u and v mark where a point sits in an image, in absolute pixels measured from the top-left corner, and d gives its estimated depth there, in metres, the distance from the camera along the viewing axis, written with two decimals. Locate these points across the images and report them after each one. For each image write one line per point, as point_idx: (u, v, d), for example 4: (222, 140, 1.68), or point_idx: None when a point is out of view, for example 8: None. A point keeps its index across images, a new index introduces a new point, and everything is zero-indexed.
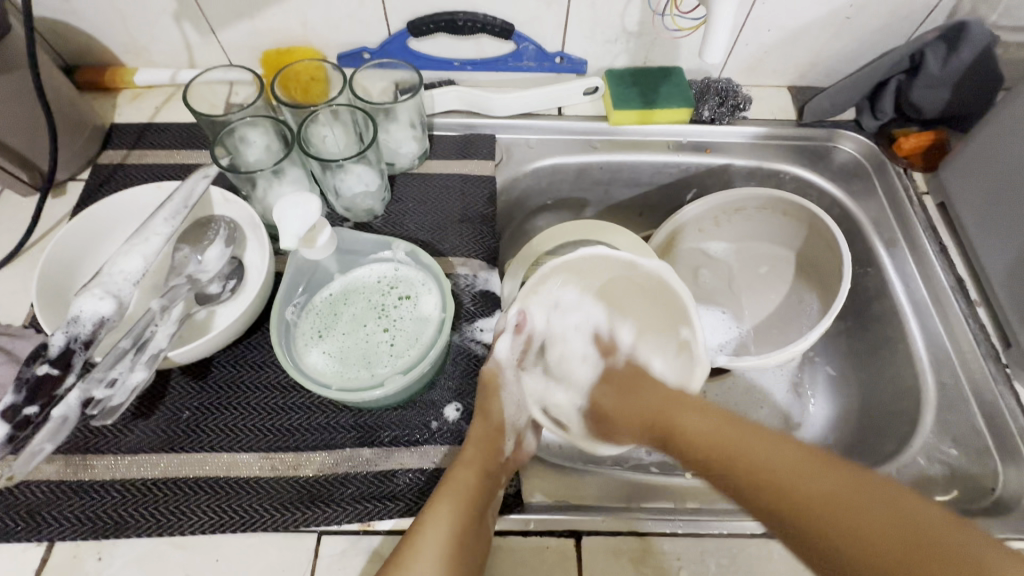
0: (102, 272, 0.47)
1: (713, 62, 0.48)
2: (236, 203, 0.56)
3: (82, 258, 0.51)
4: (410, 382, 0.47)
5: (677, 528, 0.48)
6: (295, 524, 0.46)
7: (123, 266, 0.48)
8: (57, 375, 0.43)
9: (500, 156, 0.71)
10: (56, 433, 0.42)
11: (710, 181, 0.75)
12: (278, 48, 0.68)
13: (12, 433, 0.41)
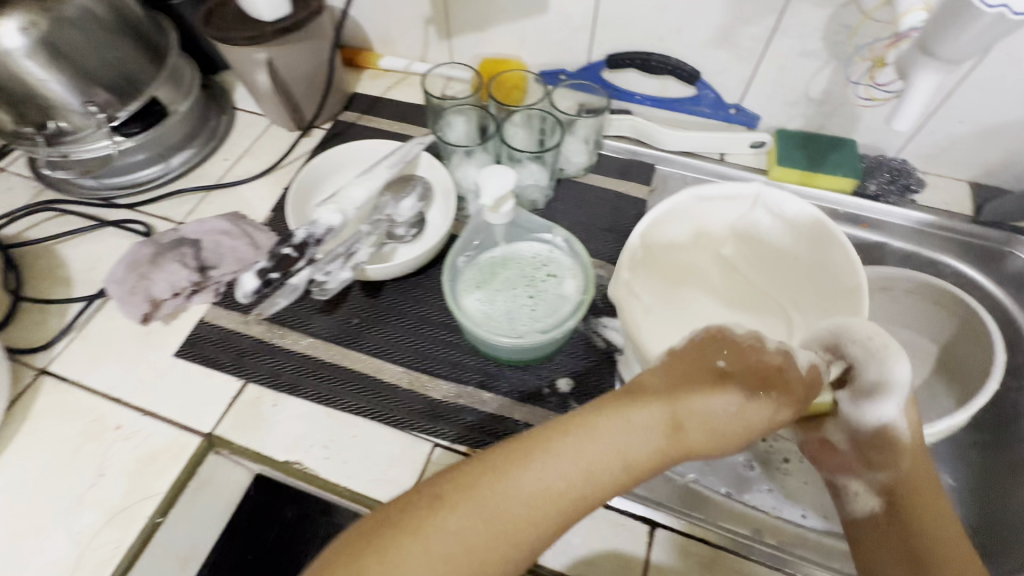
0: (339, 194, 0.61)
1: (899, 129, 0.52)
2: (436, 168, 0.68)
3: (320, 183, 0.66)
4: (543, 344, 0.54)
5: (751, 553, 0.51)
6: (420, 430, 0.55)
7: (353, 193, 0.61)
8: (294, 257, 0.58)
9: (655, 185, 0.77)
10: (288, 294, 0.59)
11: (859, 256, 0.74)
12: (493, 57, 0.82)
13: (258, 287, 0.58)
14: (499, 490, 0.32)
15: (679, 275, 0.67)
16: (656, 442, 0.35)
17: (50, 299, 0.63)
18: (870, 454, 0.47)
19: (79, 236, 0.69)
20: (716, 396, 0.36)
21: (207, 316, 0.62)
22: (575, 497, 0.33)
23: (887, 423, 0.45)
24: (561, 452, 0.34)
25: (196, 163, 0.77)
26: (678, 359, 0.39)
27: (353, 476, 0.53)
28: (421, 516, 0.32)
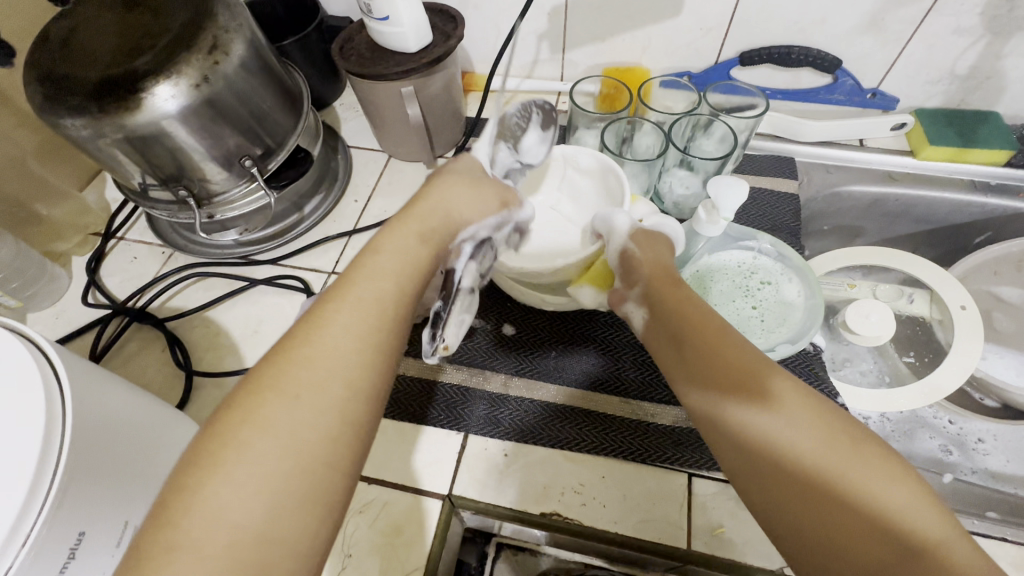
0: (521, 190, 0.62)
1: None
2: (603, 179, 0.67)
3: None
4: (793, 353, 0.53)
5: None
6: (669, 462, 0.52)
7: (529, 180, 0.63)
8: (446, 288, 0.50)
9: (801, 177, 0.76)
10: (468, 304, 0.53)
11: (1012, 226, 0.75)
12: (614, 66, 0.80)
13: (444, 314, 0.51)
14: (295, 369, 0.34)
15: (554, 253, 0.62)
16: (395, 278, 0.41)
17: (225, 371, 0.59)
18: (629, 281, 0.52)
19: (231, 299, 0.65)
20: (457, 199, 0.49)
21: (401, 368, 0.58)
22: (363, 367, 0.36)
23: (624, 251, 0.53)
24: (337, 322, 0.37)
25: (330, 208, 0.73)
26: (454, 176, 0.51)
27: (618, 521, 0.49)
28: (267, 381, 0.34)
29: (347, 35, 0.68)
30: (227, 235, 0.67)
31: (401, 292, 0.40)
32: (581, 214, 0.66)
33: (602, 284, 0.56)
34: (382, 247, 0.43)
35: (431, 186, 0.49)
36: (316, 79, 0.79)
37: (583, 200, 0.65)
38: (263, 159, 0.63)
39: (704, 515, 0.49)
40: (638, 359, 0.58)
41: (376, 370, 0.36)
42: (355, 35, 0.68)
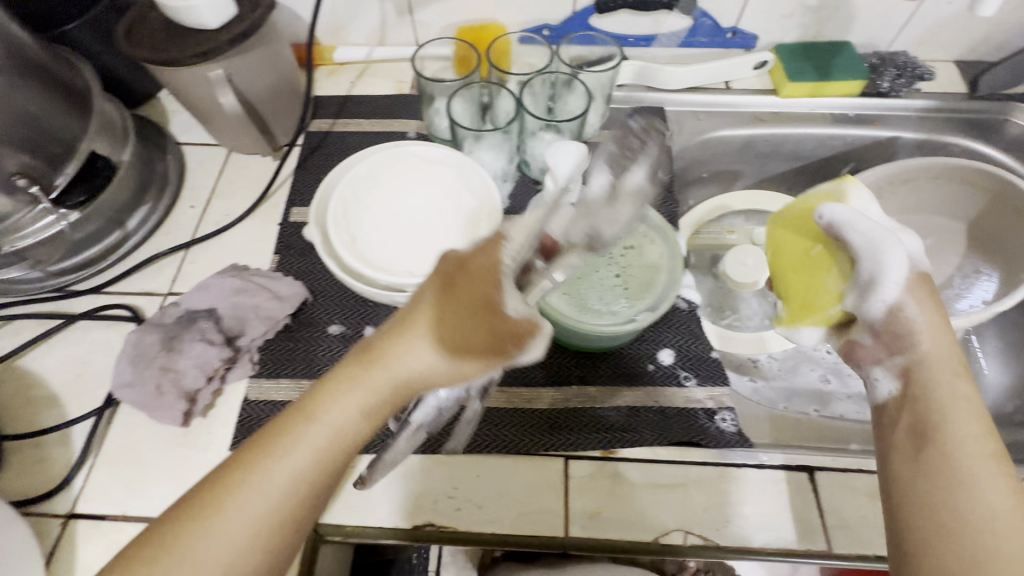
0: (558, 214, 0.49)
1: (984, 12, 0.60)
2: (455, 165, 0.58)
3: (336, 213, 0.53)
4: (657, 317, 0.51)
5: None
6: (543, 449, 0.49)
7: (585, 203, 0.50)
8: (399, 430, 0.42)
9: (671, 127, 0.74)
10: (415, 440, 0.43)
11: (872, 155, 0.76)
12: (469, 26, 0.73)
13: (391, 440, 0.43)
14: (207, 523, 0.32)
15: (417, 260, 0.54)
16: (322, 449, 0.34)
17: (43, 428, 0.51)
18: (890, 347, 0.45)
19: (45, 341, 0.56)
20: (444, 324, 0.35)
21: (252, 394, 0.53)
22: (276, 526, 0.33)
23: (894, 307, 0.45)
24: (260, 478, 0.33)
25: (160, 220, 0.64)
26: (442, 280, 0.35)
27: (494, 519, 0.47)
28: (174, 539, 0.31)
29: (139, 12, 0.58)
30: (21, 270, 0.57)
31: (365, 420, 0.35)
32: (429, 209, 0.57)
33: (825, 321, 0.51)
34: (323, 396, 0.35)
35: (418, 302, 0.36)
36: (123, 69, 0.68)
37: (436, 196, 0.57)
38: (48, 173, 0.52)
39: (580, 497, 0.48)
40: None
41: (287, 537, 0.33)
42: (147, 12, 0.58)
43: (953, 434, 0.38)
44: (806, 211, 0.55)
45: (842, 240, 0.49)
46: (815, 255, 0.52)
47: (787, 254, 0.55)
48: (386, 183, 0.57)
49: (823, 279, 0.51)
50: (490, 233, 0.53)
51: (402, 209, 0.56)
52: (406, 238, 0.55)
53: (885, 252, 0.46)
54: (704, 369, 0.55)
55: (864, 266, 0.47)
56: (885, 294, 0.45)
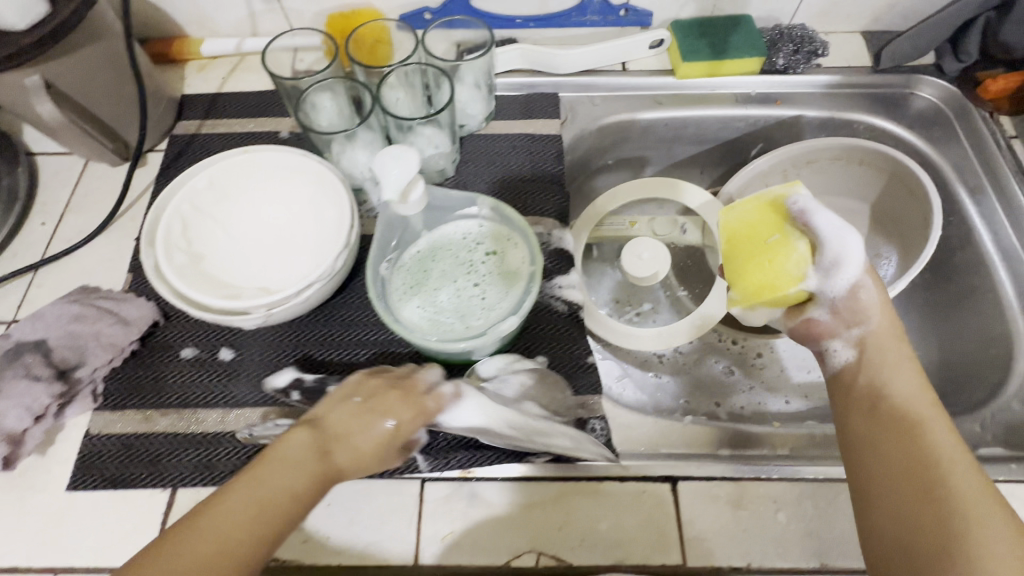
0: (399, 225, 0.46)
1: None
2: (306, 169, 0.53)
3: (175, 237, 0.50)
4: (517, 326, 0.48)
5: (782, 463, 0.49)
6: (399, 471, 0.47)
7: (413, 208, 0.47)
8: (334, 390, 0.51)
9: (564, 115, 0.70)
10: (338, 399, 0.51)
11: (779, 135, 0.73)
12: (344, 12, 0.67)
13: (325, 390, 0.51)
14: (216, 524, 0.33)
15: (274, 282, 0.51)
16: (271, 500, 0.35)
17: None
18: (845, 319, 0.47)
19: None
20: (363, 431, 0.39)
21: (94, 428, 0.49)
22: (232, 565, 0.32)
23: (854, 285, 0.46)
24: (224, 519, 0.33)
25: (5, 238, 0.59)
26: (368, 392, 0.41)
27: (342, 550, 0.45)
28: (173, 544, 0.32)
29: None
30: None
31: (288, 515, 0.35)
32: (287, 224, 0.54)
33: (778, 305, 0.48)
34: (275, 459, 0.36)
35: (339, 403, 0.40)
36: None
37: (293, 209, 0.54)
38: None
39: (433, 521, 0.46)
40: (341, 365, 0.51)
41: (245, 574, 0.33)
42: None
43: (903, 390, 0.42)
44: (758, 196, 0.48)
45: (809, 230, 0.45)
46: (774, 240, 0.46)
47: (741, 234, 0.48)
48: (241, 199, 0.54)
49: (785, 262, 0.46)
50: (340, 245, 0.50)
51: (261, 227, 0.54)
52: (266, 259, 0.53)
53: (846, 242, 0.44)
54: (578, 376, 0.53)
55: (827, 254, 0.44)
56: (846, 275, 0.45)
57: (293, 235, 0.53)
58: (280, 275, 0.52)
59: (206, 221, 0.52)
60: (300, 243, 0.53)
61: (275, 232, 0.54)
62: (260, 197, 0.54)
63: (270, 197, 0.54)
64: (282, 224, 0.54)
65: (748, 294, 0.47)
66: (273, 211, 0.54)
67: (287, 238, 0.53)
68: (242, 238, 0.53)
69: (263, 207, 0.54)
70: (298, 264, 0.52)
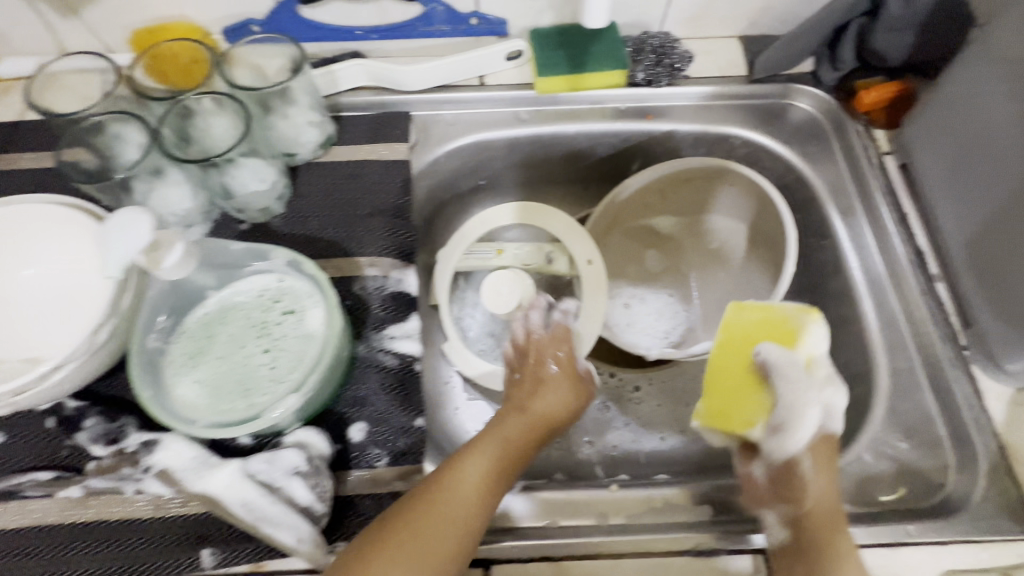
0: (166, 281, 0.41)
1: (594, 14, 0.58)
2: (78, 220, 0.47)
3: None
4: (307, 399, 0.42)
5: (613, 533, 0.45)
6: (180, 569, 0.42)
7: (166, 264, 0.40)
8: (109, 461, 0.45)
9: (416, 137, 0.64)
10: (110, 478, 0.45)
11: (656, 150, 0.68)
12: (149, 27, 0.60)
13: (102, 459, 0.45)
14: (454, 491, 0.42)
15: (34, 356, 0.44)
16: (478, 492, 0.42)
17: None
18: (782, 494, 0.44)
19: None
20: (547, 395, 0.52)
21: None
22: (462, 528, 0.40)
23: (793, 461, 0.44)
24: (454, 491, 0.42)
25: None
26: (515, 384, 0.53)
27: None
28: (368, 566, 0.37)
29: None
30: None
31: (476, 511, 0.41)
32: (54, 287, 0.46)
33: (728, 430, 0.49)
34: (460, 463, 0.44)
35: (511, 386, 0.54)
36: None
37: (59, 268, 0.46)
38: None
39: None
40: (106, 445, 0.45)
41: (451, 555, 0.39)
42: None
43: None
44: (770, 321, 0.48)
45: (771, 384, 0.45)
46: (749, 372, 0.47)
47: (732, 350, 0.48)
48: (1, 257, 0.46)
49: (748, 403, 0.47)
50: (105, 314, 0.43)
51: (23, 288, 0.46)
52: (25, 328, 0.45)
53: (799, 413, 0.44)
54: (399, 444, 0.48)
55: (776, 413, 0.45)
56: (794, 444, 0.44)
57: (60, 299, 0.46)
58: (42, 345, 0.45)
59: None
60: (66, 308, 0.46)
61: (39, 294, 0.46)
62: (22, 254, 0.47)
63: (36, 254, 0.47)
64: (48, 285, 0.46)
65: (709, 415, 0.48)
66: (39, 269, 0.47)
67: (51, 302, 0.46)
68: (5, 304, 0.46)
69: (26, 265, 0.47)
70: (61, 334, 0.45)
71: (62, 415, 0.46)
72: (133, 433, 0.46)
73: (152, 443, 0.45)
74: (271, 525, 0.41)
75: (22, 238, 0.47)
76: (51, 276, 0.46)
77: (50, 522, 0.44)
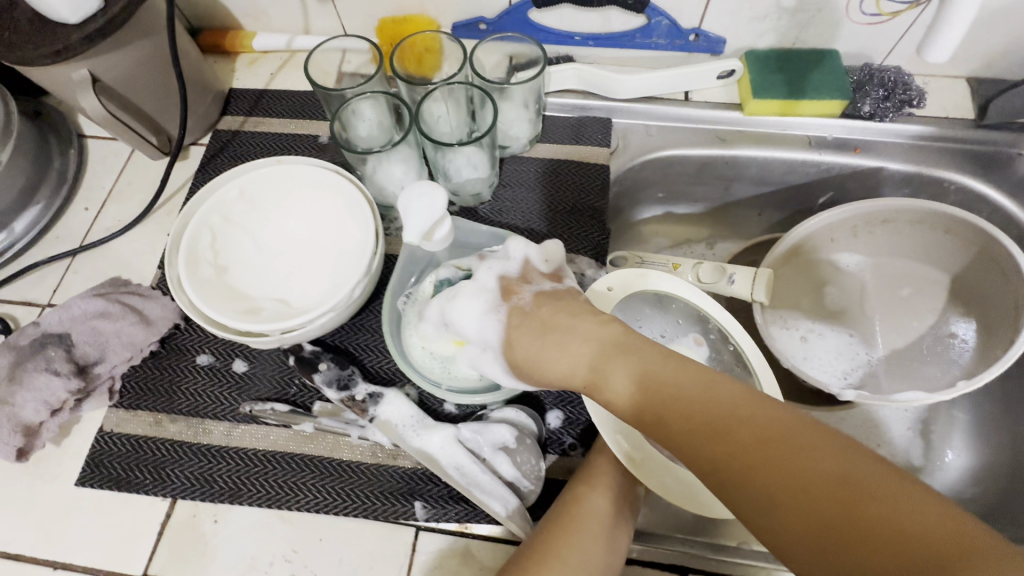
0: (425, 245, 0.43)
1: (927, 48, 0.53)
2: (338, 184, 0.52)
3: (202, 247, 0.49)
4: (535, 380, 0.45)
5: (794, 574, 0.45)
6: (394, 516, 0.46)
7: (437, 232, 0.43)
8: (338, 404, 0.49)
9: (615, 144, 0.65)
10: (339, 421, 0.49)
11: (853, 185, 0.66)
12: (394, 16, 0.65)
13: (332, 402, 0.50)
14: (598, 481, 0.45)
15: (293, 301, 0.51)
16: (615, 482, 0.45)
17: None
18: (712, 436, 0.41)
19: None
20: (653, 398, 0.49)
21: (108, 425, 0.50)
22: (606, 511, 0.44)
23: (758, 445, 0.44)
24: (596, 477, 0.45)
25: (51, 221, 0.60)
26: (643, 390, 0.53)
27: None
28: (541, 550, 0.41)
29: None
30: None
31: (617, 519, 0.44)
32: (311, 243, 0.53)
33: None
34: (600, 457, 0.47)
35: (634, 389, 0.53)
36: None
37: (318, 225, 0.53)
38: None
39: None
40: (337, 390, 0.49)
41: (603, 533, 0.43)
42: None
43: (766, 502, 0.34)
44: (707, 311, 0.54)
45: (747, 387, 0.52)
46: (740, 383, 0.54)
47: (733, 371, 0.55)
48: (271, 209, 0.53)
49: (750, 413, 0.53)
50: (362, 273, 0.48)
51: (286, 240, 0.53)
52: (286, 276, 0.52)
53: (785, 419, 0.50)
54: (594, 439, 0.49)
55: None
56: None
57: (316, 255, 0.52)
58: (301, 292, 0.51)
59: (234, 230, 0.52)
60: (321, 263, 0.52)
61: (299, 247, 0.53)
62: (287, 208, 0.53)
63: (298, 210, 0.53)
64: (307, 241, 0.53)
65: None
66: (299, 223, 0.53)
67: (309, 256, 0.52)
68: (267, 251, 0.53)
69: (290, 218, 0.53)
70: (316, 285, 0.51)
71: (300, 357, 0.50)
72: (361, 383, 0.50)
73: (377, 395, 0.49)
74: (482, 491, 0.45)
75: (288, 194, 0.53)
76: (310, 233, 0.53)
77: (284, 451, 0.49)
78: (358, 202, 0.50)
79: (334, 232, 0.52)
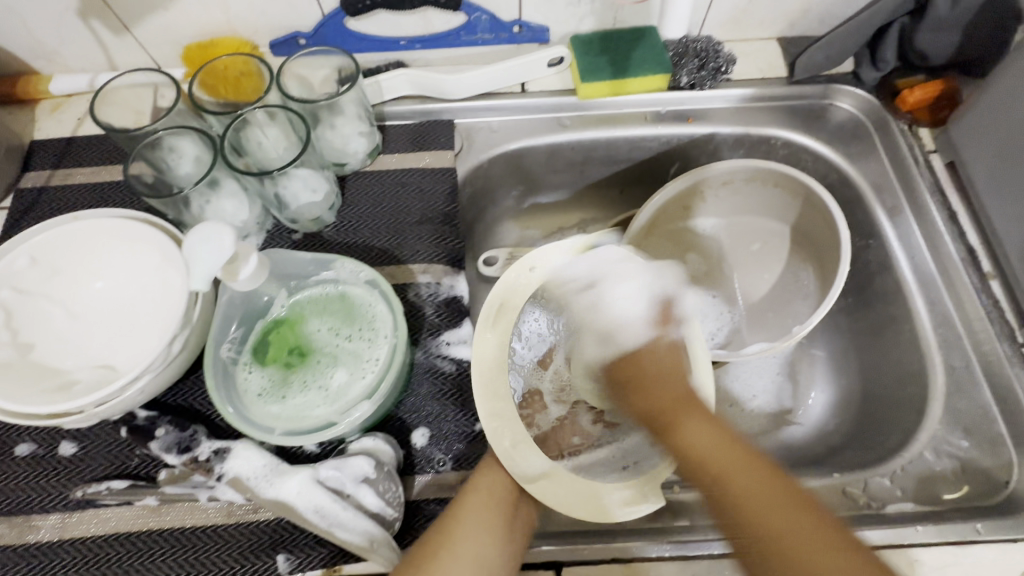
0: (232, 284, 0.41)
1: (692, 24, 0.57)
2: (143, 233, 0.48)
3: None
4: (377, 406, 0.43)
5: (664, 552, 0.45)
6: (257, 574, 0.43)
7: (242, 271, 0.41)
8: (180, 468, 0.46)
9: (460, 144, 0.64)
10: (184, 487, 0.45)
11: (695, 153, 0.68)
12: (201, 41, 0.61)
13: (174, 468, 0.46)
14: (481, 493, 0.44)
15: (106, 367, 0.46)
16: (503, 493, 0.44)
17: None
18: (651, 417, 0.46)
19: None
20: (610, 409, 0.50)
21: None
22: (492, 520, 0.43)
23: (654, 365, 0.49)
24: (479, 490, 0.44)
25: None
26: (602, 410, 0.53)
27: None
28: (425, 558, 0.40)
29: None
30: None
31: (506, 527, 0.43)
32: (125, 301, 0.48)
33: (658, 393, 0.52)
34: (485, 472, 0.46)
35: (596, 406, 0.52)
36: None
37: (130, 281, 0.49)
38: None
39: None
40: (178, 454, 0.46)
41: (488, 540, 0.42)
42: None
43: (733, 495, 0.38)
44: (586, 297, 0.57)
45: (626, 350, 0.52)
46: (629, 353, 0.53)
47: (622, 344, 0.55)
48: (75, 271, 0.48)
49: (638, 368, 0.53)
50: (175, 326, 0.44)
51: (95, 301, 0.48)
52: (98, 342, 0.47)
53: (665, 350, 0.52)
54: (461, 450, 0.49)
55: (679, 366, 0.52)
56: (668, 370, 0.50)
57: (132, 313, 0.48)
58: (115, 356, 0.47)
59: (29, 301, 0.47)
60: (137, 321, 0.48)
61: (112, 307, 0.48)
62: (93, 266, 0.49)
63: (106, 267, 0.49)
64: (120, 299, 0.48)
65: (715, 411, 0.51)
66: (110, 281, 0.49)
67: (124, 315, 0.48)
68: (79, 318, 0.48)
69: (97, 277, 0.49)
70: (132, 347, 0.47)
71: (133, 426, 0.47)
72: (204, 441, 0.46)
73: (223, 451, 0.46)
74: (344, 530, 0.42)
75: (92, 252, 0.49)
76: (122, 290, 0.48)
77: (128, 532, 0.44)
78: (167, 252, 0.47)
79: (149, 286, 0.48)
